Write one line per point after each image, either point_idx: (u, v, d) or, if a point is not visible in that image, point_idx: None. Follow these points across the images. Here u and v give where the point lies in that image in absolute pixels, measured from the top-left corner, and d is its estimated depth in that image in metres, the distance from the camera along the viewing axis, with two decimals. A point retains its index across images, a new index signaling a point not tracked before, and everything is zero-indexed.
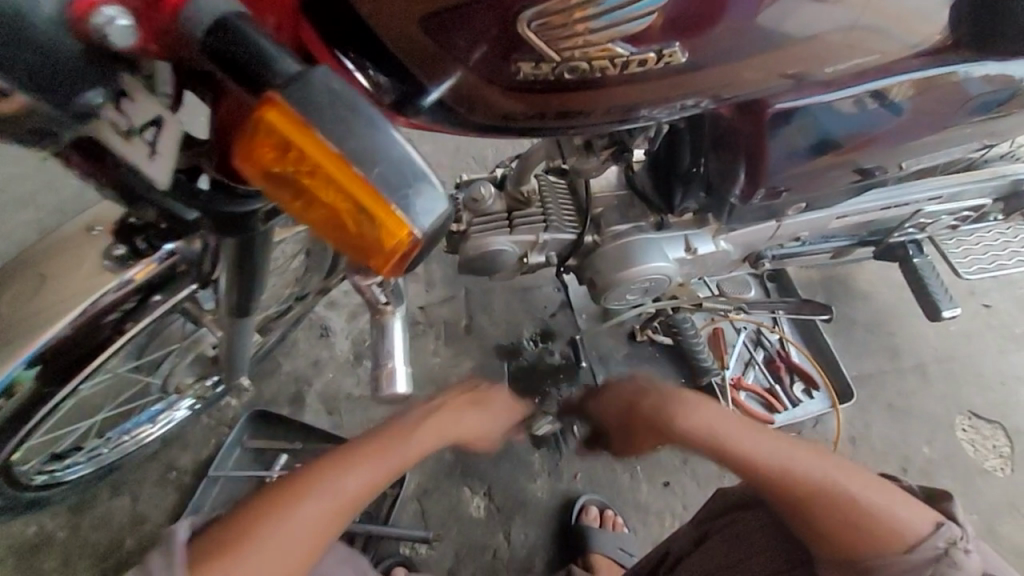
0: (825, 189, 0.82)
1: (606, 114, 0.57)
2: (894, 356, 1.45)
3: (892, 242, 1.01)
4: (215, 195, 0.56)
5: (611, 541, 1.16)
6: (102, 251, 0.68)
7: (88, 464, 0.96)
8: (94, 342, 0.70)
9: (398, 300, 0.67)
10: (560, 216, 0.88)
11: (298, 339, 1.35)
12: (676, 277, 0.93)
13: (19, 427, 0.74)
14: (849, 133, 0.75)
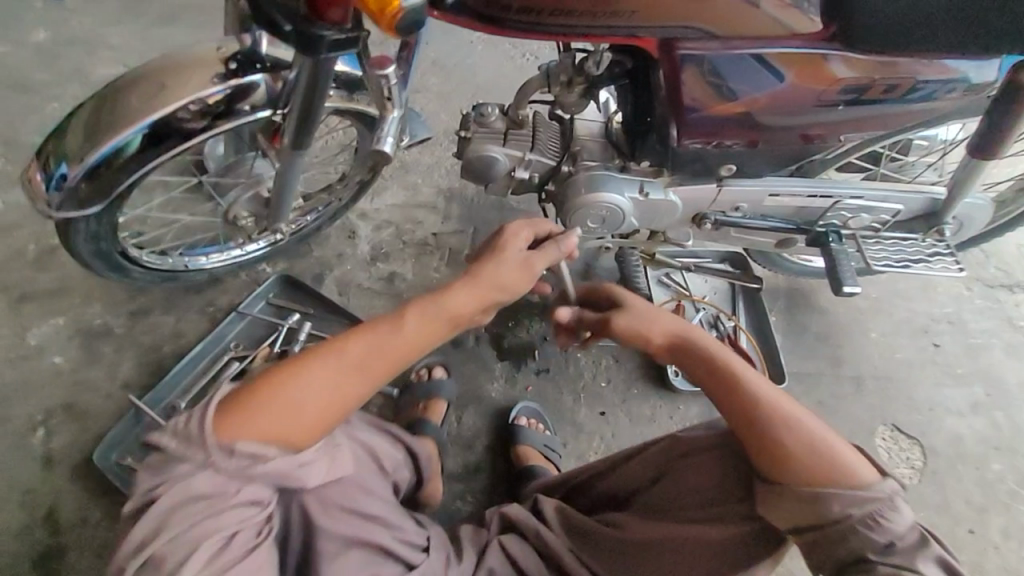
0: (757, 147, 1.03)
1: (559, 22, 0.82)
2: (835, 364, 1.61)
3: (818, 231, 1.21)
4: (297, 33, 0.74)
5: (541, 438, 1.37)
6: (213, 71, 0.96)
7: (157, 262, 1.22)
8: (186, 136, 0.97)
9: (397, 101, 0.88)
10: (545, 144, 1.13)
11: (331, 234, 1.65)
12: (629, 216, 1.17)
13: (115, 190, 0.98)
14: (754, 93, 0.93)
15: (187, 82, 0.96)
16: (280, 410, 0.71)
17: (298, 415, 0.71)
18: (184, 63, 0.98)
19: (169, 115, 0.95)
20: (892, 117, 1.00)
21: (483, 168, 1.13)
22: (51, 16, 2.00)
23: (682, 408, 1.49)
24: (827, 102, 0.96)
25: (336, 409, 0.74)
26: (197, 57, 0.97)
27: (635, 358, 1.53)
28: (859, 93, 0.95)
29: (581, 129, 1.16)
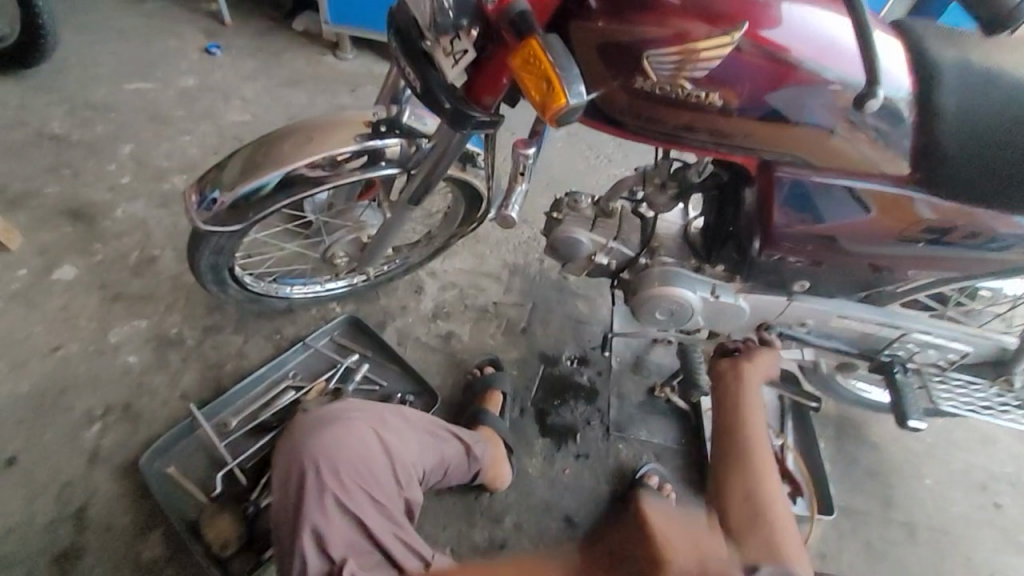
0: (836, 268, 1.10)
1: (675, 130, 0.93)
2: (886, 505, 1.53)
3: (882, 359, 1.24)
4: (453, 112, 0.87)
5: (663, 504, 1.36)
6: (355, 131, 1.11)
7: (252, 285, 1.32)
8: (321, 181, 1.11)
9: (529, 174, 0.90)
10: (627, 237, 1.22)
11: (399, 287, 1.75)
12: (697, 312, 1.22)
13: (251, 217, 1.11)
14: (841, 221, 1.01)
15: (333, 136, 1.11)
16: None
17: None
18: (334, 122, 1.14)
19: (310, 162, 1.09)
20: (970, 261, 1.06)
21: (567, 247, 1.22)
22: (202, 67, 2.32)
23: None
24: (908, 238, 1.02)
25: None
26: (345, 118, 1.13)
27: (674, 461, 1.52)
28: (942, 234, 1.01)
29: (660, 228, 1.27)
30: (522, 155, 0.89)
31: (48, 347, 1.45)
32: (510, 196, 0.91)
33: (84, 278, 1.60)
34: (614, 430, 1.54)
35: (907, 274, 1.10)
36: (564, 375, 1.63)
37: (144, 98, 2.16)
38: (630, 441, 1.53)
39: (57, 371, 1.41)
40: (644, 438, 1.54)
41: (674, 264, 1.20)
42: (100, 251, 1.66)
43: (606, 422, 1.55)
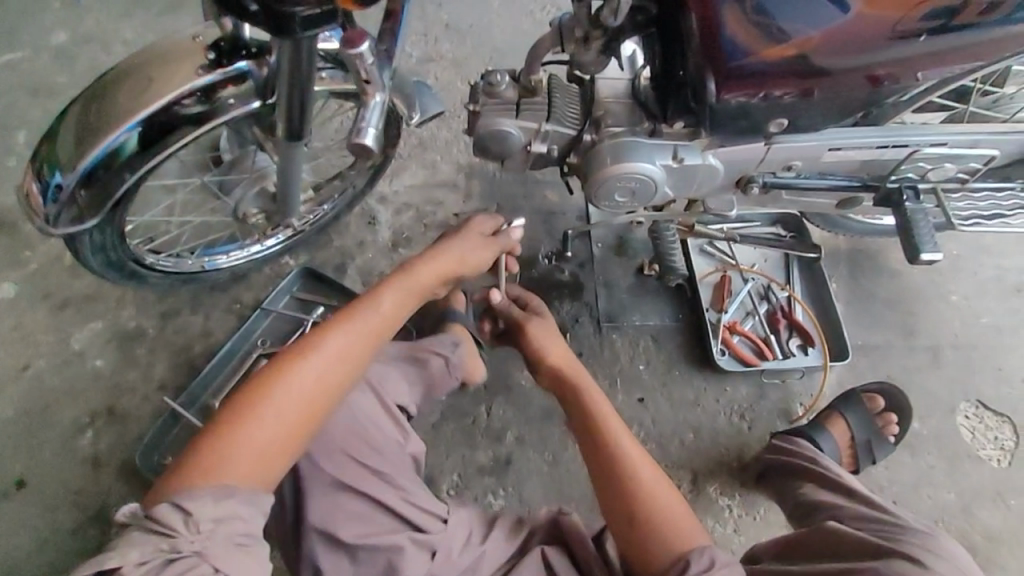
0: (822, 92, 0.89)
1: None
2: (907, 334, 1.43)
3: (888, 188, 1.04)
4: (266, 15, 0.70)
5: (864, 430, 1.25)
6: (198, 61, 0.90)
7: (173, 263, 1.20)
8: (178, 130, 0.91)
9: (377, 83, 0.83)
10: (562, 113, 1.02)
11: (350, 222, 1.60)
12: (663, 185, 1.04)
13: (117, 194, 0.94)
14: (814, 32, 0.82)
15: (170, 73, 0.90)
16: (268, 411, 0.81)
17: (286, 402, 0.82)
18: (170, 52, 0.92)
19: (156, 113, 0.89)
20: (986, 44, 0.84)
21: (493, 142, 1.02)
22: (71, 14, 1.98)
23: (729, 389, 1.36)
24: (904, 35, 0.82)
25: (340, 373, 0.87)
26: (179, 46, 0.92)
27: (674, 339, 1.43)
28: (951, 12, 0.80)
29: (602, 90, 1.04)
30: (364, 64, 0.81)
31: (12, 370, 1.40)
32: (366, 114, 0.84)
33: (23, 290, 1.50)
34: (605, 321, 1.44)
35: (913, 78, 0.87)
36: (544, 275, 1.50)
37: (20, 70, 1.88)
38: (624, 329, 1.44)
39: (34, 390, 1.38)
40: (638, 322, 1.44)
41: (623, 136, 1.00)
42: (31, 258, 1.54)
43: (596, 315, 1.45)
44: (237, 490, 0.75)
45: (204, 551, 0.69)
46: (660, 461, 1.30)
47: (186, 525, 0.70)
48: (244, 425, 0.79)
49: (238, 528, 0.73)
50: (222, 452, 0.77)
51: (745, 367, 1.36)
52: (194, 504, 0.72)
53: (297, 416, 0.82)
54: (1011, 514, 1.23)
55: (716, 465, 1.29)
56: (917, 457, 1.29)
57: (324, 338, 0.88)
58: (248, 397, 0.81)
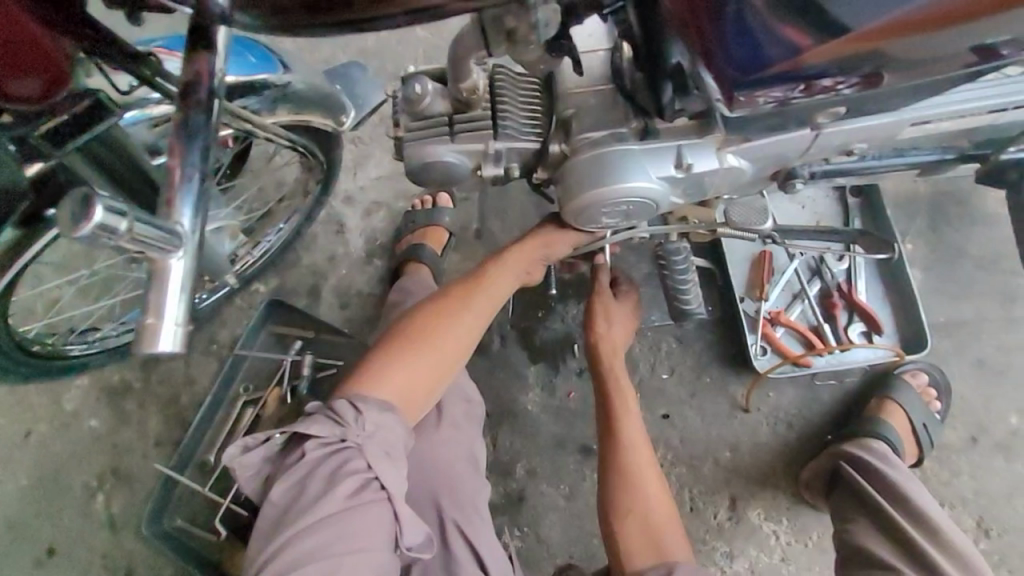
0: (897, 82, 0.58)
1: None
2: (1009, 301, 1.12)
3: (1004, 160, 0.73)
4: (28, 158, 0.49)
5: (923, 413, 1.05)
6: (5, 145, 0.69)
7: (92, 344, 1.08)
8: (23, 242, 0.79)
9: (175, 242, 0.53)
10: (516, 120, 0.73)
11: (316, 233, 1.39)
12: (667, 198, 0.75)
13: None
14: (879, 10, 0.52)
15: None
16: (416, 350, 0.83)
17: (436, 346, 0.83)
18: None
19: None
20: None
21: (428, 177, 0.77)
22: None
23: (773, 394, 1.15)
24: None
25: (462, 343, 0.85)
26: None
27: (702, 339, 1.20)
28: None
29: (569, 76, 0.74)
30: (120, 235, 0.49)
31: (9, 442, 1.35)
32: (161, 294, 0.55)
33: None
34: None
35: None
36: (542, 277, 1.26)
37: None
38: (640, 333, 1.21)
39: (35, 460, 1.34)
40: (657, 322, 1.21)
41: (601, 149, 0.72)
42: None
43: None
44: (387, 404, 0.77)
45: (363, 448, 0.72)
46: (691, 485, 1.13)
47: (355, 421, 0.74)
48: (384, 366, 0.81)
49: (377, 444, 0.74)
50: (386, 364, 0.81)
51: (792, 369, 1.13)
52: (348, 409, 0.75)
53: (439, 364, 0.83)
54: None
55: (759, 485, 1.12)
56: (1011, 461, 1.06)
57: (467, 304, 0.86)
58: (410, 326, 0.85)
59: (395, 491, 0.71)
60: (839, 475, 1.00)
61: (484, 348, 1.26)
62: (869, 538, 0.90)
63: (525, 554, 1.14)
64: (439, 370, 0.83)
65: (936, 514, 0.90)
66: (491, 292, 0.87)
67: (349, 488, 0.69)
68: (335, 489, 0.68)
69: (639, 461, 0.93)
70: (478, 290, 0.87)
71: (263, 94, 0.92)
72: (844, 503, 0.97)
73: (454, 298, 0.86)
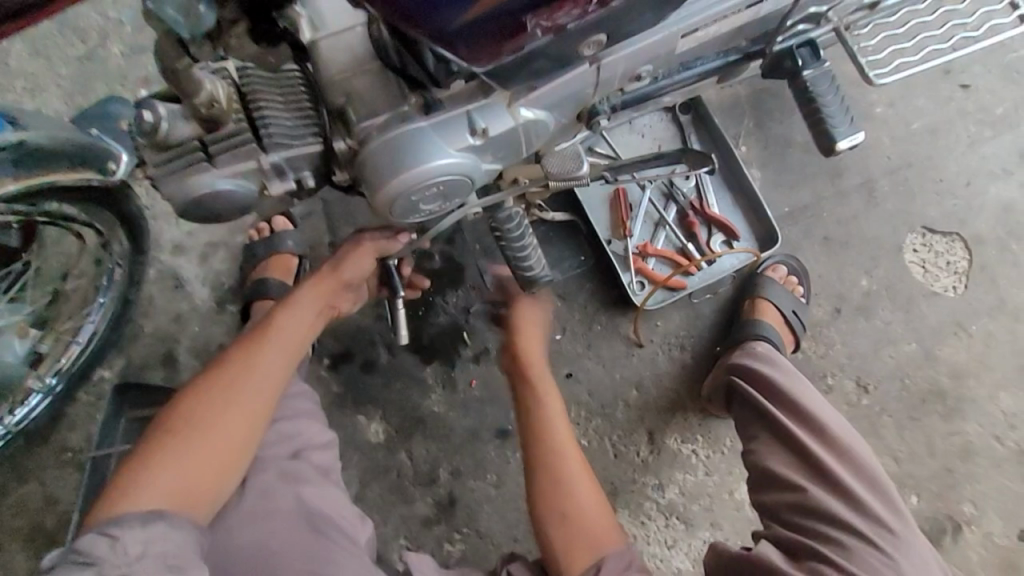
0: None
1: None
2: (837, 176, 1.20)
3: (777, 52, 0.74)
4: None
5: (790, 301, 1.12)
6: None
7: None
8: None
9: None
10: (284, 125, 0.65)
11: (152, 295, 1.23)
12: (478, 168, 0.70)
13: None
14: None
15: None
16: (189, 441, 0.74)
17: (214, 431, 0.75)
18: None
19: None
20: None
21: (207, 211, 0.67)
22: None
23: (661, 322, 1.17)
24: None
25: (247, 419, 0.77)
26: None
27: (585, 289, 1.19)
28: None
29: (329, 60, 0.64)
30: None
31: None
32: None
33: None
34: (501, 300, 1.19)
35: None
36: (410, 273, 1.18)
37: None
38: None
39: None
40: None
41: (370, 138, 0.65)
42: None
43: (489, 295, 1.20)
44: (154, 516, 0.68)
45: (132, 575, 0.63)
46: (609, 433, 1.14)
47: (112, 551, 0.64)
48: (148, 470, 0.71)
49: (147, 564, 0.64)
50: (152, 472, 0.71)
51: (670, 294, 1.15)
52: (100, 541, 0.65)
53: (221, 448, 0.75)
54: (974, 342, 1.13)
55: (669, 412, 1.15)
56: (871, 318, 1.16)
57: (248, 370, 0.79)
58: (176, 418, 0.75)
59: None
60: (735, 390, 1.01)
61: (373, 364, 1.18)
62: (778, 460, 0.91)
63: (470, 555, 1.11)
64: (227, 456, 0.75)
65: (830, 421, 0.92)
66: (276, 349, 0.81)
67: None
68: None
69: (565, 448, 0.91)
70: (259, 352, 0.80)
71: (2, 155, 0.79)
72: (748, 423, 0.97)
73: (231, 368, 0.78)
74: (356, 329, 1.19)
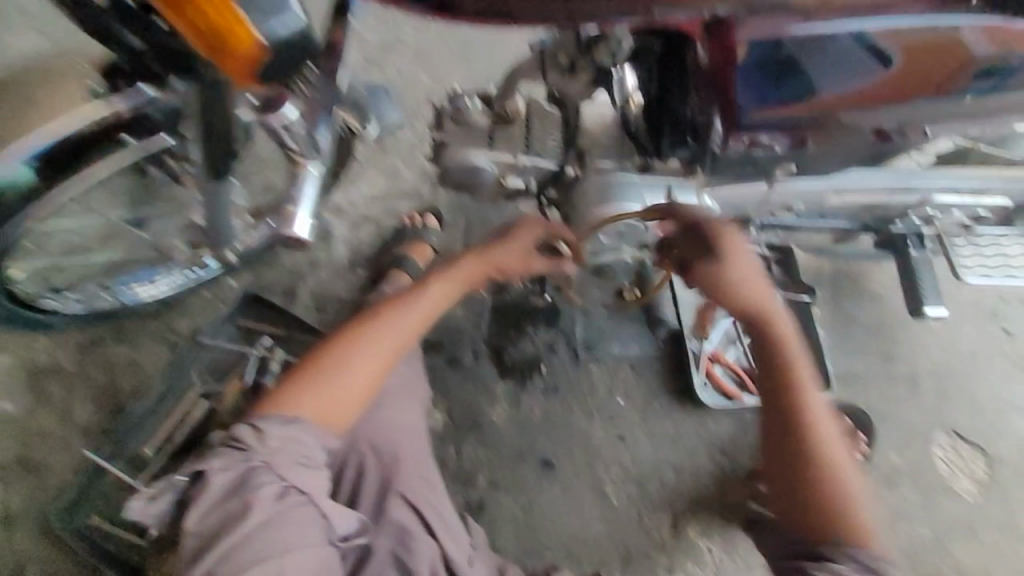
0: (822, 143, 0.75)
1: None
2: (888, 361, 1.39)
3: (892, 232, 0.98)
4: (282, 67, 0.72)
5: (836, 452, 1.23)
6: (88, 85, 0.84)
7: (84, 303, 1.20)
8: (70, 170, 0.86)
9: (310, 150, 0.91)
10: (541, 141, 0.88)
11: (301, 236, 1.43)
12: (654, 225, 0.93)
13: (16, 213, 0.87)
14: (837, 88, 0.70)
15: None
16: (335, 371, 0.84)
17: (356, 366, 0.85)
18: (49, 73, 0.84)
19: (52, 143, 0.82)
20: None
21: (457, 177, 0.88)
22: None
23: (711, 423, 1.31)
24: (947, 92, 0.71)
25: (383, 363, 0.87)
26: (71, 64, 0.85)
27: (655, 369, 1.34)
28: (995, 76, 0.70)
29: (588, 117, 0.91)
30: None
31: None
32: None
33: None
34: (583, 351, 1.34)
35: (921, 133, 0.75)
36: (518, 299, 1.34)
37: None
38: (601, 360, 1.34)
39: None
40: (617, 351, 1.35)
41: (589, 177, 0.88)
42: None
43: (574, 343, 1.34)
44: (299, 422, 0.79)
45: (271, 462, 0.74)
46: (639, 502, 1.23)
47: (257, 442, 0.76)
48: (301, 384, 0.82)
49: (287, 457, 0.76)
50: (300, 389, 0.82)
51: (727, 402, 1.30)
52: (250, 432, 0.77)
53: (355, 386, 0.84)
54: (980, 548, 1.23)
55: (697, 505, 1.24)
56: (893, 492, 1.27)
57: (396, 319, 0.88)
58: (325, 352, 0.85)
59: (317, 493, 0.76)
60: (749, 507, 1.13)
61: (457, 361, 1.32)
62: None
63: None
64: (365, 387, 0.85)
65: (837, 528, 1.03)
66: (423, 308, 0.90)
67: (271, 495, 0.71)
68: (257, 497, 0.70)
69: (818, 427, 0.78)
70: (408, 307, 0.90)
71: None
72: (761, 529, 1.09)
73: (385, 308, 0.89)
74: (454, 328, 1.34)
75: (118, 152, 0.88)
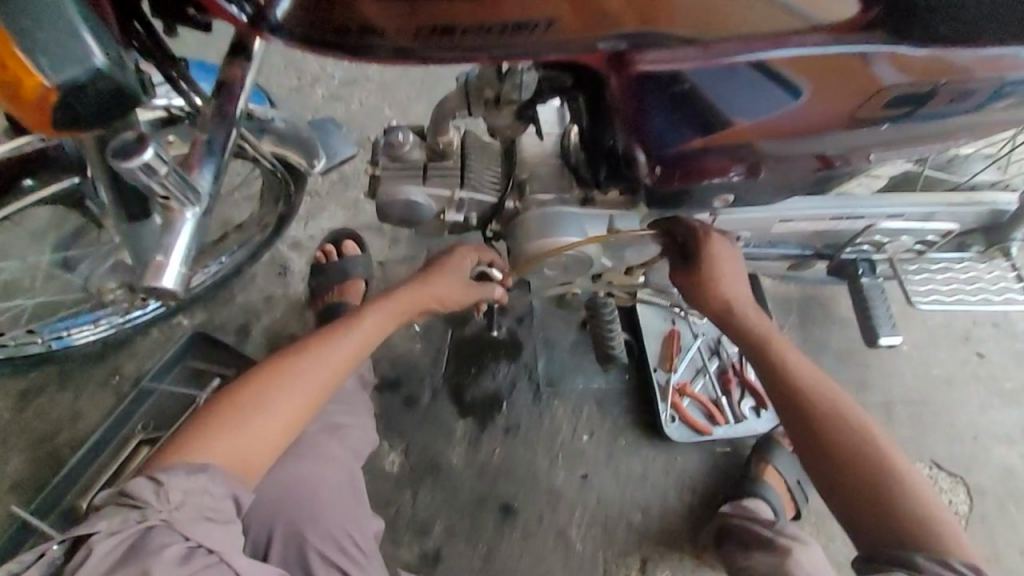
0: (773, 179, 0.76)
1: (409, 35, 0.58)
2: (861, 389, 1.36)
3: (844, 258, 0.96)
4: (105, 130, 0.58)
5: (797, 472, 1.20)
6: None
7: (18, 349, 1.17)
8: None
9: (181, 199, 0.63)
10: (479, 176, 0.86)
11: (256, 274, 1.39)
12: (598, 257, 0.91)
13: None
14: (751, 117, 0.66)
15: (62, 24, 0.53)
16: (246, 413, 0.81)
17: (270, 410, 0.82)
18: None
19: None
20: (963, 122, 0.71)
21: (394, 212, 0.86)
22: None
23: (680, 460, 1.26)
24: (864, 119, 0.68)
25: (299, 407, 0.84)
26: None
27: (621, 404, 1.30)
28: (914, 102, 0.66)
29: (527, 149, 0.89)
30: (157, 176, 0.59)
31: None
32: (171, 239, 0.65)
33: None
34: (545, 386, 1.30)
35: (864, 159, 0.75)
36: (477, 334, 1.32)
37: None
38: (564, 396, 1.30)
39: None
40: (581, 386, 1.30)
41: (529, 213, 0.86)
42: None
43: (535, 378, 1.30)
44: (203, 469, 0.75)
45: (171, 521, 0.69)
46: (604, 547, 1.18)
47: (157, 497, 0.71)
48: (208, 430, 0.79)
49: (188, 510, 0.71)
50: (208, 435, 0.79)
51: (695, 436, 1.25)
52: (148, 485, 0.72)
53: (266, 430, 0.81)
54: None
55: (665, 547, 1.18)
56: None
57: (315, 355, 0.87)
58: (237, 396, 0.82)
59: (225, 551, 0.70)
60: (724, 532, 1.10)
61: (414, 400, 1.27)
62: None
63: None
64: (279, 432, 0.82)
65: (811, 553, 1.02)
66: (345, 345, 0.89)
67: (174, 556, 0.66)
68: (156, 562, 0.65)
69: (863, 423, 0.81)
70: (330, 343, 0.89)
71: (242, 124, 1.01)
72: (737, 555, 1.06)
73: (305, 346, 0.88)
74: (412, 365, 1.30)
75: (25, 196, 0.86)
